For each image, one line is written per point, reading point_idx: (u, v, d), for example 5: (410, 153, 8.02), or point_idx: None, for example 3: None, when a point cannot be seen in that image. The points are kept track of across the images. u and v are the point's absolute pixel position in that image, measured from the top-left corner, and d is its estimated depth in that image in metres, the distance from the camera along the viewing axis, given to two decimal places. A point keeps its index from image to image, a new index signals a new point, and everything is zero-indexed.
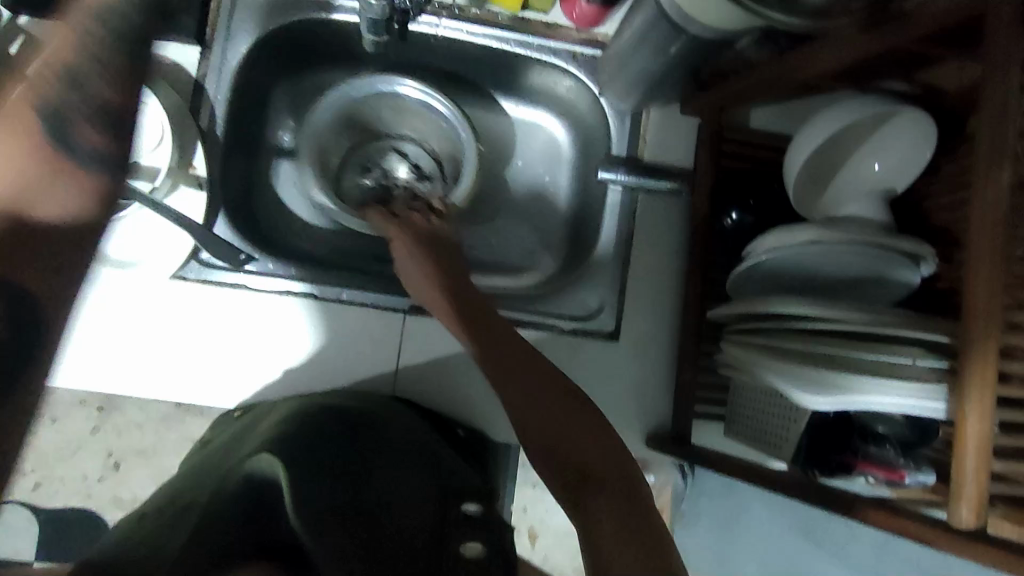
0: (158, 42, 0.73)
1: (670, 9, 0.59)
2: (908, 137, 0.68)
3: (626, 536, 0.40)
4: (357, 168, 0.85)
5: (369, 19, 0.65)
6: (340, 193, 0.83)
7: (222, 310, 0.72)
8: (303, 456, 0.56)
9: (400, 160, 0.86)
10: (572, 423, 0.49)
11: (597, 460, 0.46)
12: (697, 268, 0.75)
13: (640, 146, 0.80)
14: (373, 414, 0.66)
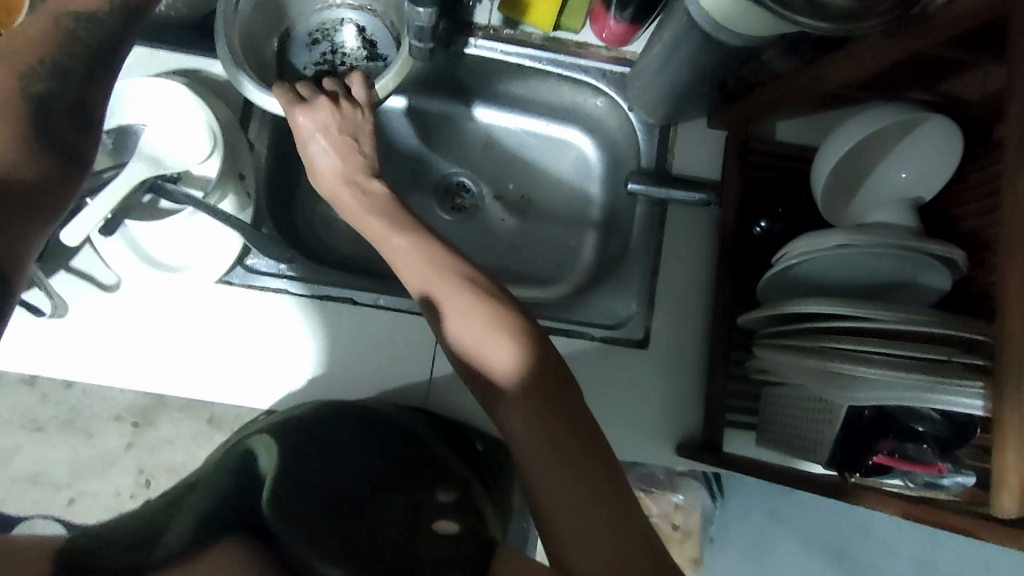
0: (206, 61, 0.76)
1: (702, 21, 0.61)
2: (933, 144, 0.70)
3: (553, 446, 0.47)
4: (305, 40, 0.82)
5: (416, 26, 0.70)
6: (287, 62, 0.80)
7: (262, 314, 0.75)
8: (299, 449, 0.60)
9: (347, 25, 0.82)
10: (511, 353, 0.51)
11: (515, 368, 0.51)
12: (726, 275, 0.76)
13: (669, 159, 0.82)
14: (387, 420, 0.68)
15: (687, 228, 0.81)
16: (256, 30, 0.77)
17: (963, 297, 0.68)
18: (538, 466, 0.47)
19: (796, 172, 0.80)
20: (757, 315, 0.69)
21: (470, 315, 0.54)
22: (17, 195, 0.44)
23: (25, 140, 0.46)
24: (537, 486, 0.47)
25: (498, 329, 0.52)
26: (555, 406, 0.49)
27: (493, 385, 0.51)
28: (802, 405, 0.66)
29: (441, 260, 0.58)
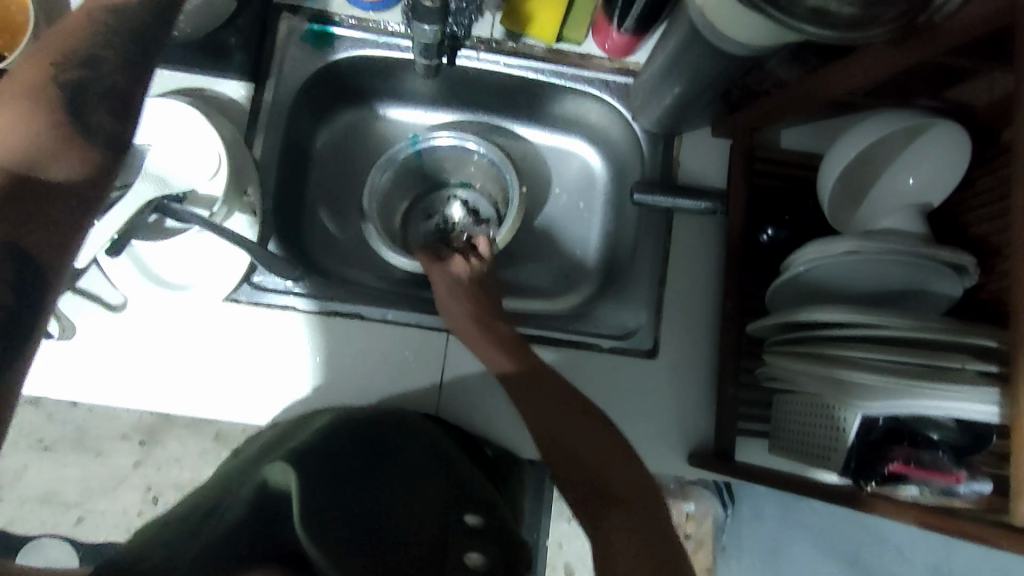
0: (212, 80, 0.76)
1: (704, 29, 0.60)
2: (939, 151, 0.70)
3: (636, 542, 0.51)
4: (421, 217, 0.91)
5: (421, 43, 0.70)
6: (407, 239, 0.90)
7: (269, 332, 0.74)
8: (317, 462, 0.57)
9: (454, 201, 0.91)
10: (562, 402, 0.64)
11: (611, 479, 0.57)
12: (736, 284, 0.76)
13: (674, 168, 0.81)
14: (402, 415, 0.70)
15: (694, 237, 0.80)
16: (388, 214, 0.87)
17: (976, 304, 0.68)
18: (616, 555, 0.50)
19: (802, 178, 0.80)
20: (766, 322, 0.69)
21: (560, 412, 0.63)
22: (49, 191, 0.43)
23: (54, 137, 0.45)
24: (575, 496, 0.57)
25: (581, 424, 0.62)
26: (586, 434, 0.61)
27: (577, 466, 0.59)
28: (815, 415, 0.66)
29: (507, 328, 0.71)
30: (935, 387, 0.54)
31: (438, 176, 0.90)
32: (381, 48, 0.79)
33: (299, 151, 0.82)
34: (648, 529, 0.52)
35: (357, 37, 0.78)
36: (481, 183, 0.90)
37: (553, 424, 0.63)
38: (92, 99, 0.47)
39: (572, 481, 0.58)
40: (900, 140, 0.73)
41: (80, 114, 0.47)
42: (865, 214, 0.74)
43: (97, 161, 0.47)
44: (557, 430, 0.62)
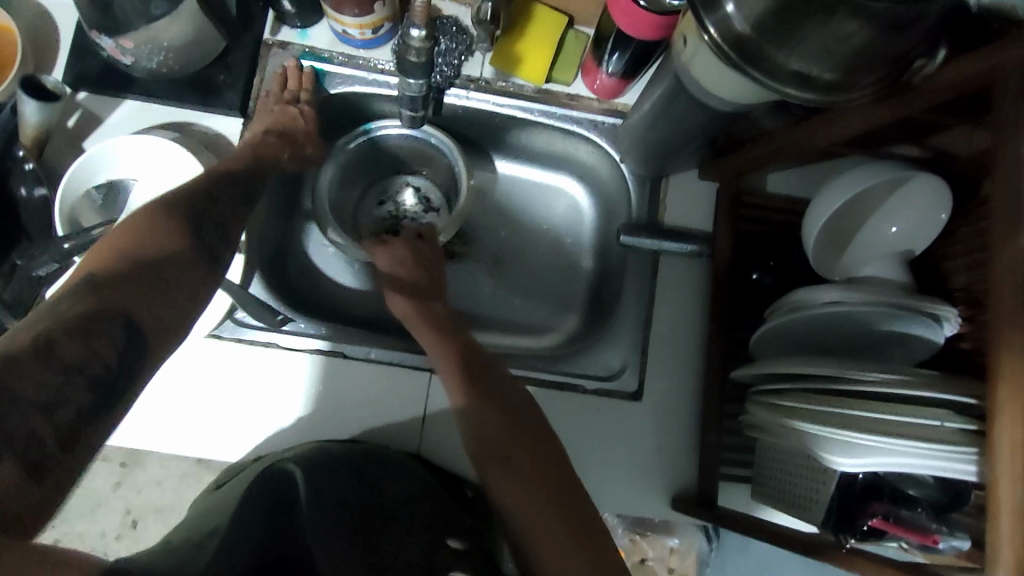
0: (199, 115, 0.75)
1: (691, 83, 0.60)
2: (919, 201, 0.72)
3: (584, 540, 0.54)
4: (373, 200, 0.90)
5: (408, 97, 0.71)
6: (357, 220, 0.88)
7: (251, 368, 0.74)
8: (321, 468, 0.63)
9: (406, 187, 0.90)
10: (505, 406, 0.63)
11: (551, 471, 0.58)
12: (719, 327, 0.76)
13: (660, 210, 0.82)
14: (381, 454, 0.67)
15: (680, 279, 0.80)
16: (342, 201, 0.86)
17: (955, 355, 0.68)
18: (555, 554, 0.53)
19: (787, 223, 0.80)
20: (750, 370, 0.70)
21: (492, 401, 0.63)
22: (154, 268, 0.53)
23: (185, 241, 0.56)
24: (506, 508, 0.57)
25: (517, 415, 0.63)
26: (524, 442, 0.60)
27: (509, 457, 0.59)
28: (795, 466, 0.65)
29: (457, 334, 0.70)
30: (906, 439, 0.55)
31: (392, 162, 0.89)
32: (370, 85, 0.79)
33: (286, 185, 0.82)
34: (578, 549, 0.53)
35: (346, 75, 0.79)
36: (435, 174, 0.89)
37: (485, 410, 0.63)
38: (206, 226, 0.59)
39: (506, 476, 0.59)
40: (882, 191, 0.73)
41: (198, 228, 0.58)
42: (846, 262, 0.75)
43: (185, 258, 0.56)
44: (496, 435, 0.61)
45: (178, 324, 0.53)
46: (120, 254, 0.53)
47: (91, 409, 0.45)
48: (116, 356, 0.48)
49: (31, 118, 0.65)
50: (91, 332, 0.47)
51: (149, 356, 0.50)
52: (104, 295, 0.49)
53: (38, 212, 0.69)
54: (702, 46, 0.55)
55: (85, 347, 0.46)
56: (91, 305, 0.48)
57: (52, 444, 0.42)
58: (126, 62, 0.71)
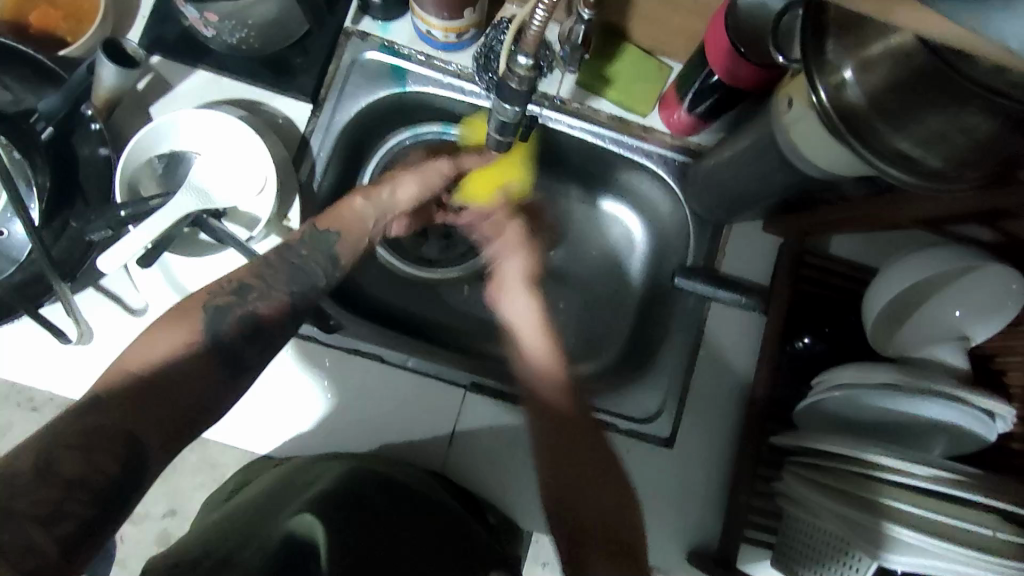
0: (268, 94, 0.74)
1: (783, 144, 0.57)
2: (988, 289, 0.69)
3: None
4: None
5: (500, 121, 0.69)
6: None
7: (286, 360, 0.72)
8: (344, 514, 0.58)
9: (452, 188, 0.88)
10: (592, 464, 0.70)
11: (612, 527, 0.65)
12: (764, 388, 0.73)
13: (719, 258, 0.79)
14: (395, 477, 0.66)
15: (731, 331, 0.78)
16: None
17: (1007, 455, 0.66)
18: None
19: (849, 289, 0.77)
20: (793, 441, 0.67)
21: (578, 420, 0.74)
22: (165, 385, 0.54)
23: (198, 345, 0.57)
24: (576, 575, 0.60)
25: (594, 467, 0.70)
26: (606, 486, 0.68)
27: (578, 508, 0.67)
28: (828, 546, 0.64)
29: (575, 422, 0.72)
30: (952, 545, 0.56)
31: None
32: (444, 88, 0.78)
33: (345, 178, 0.81)
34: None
35: (422, 75, 0.77)
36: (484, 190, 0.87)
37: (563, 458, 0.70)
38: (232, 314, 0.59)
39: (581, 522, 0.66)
40: (952, 274, 0.72)
41: (216, 326, 0.58)
42: (892, 335, 0.74)
43: (203, 362, 0.56)
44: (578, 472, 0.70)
45: (172, 432, 0.52)
46: (129, 370, 0.54)
47: (94, 519, 0.47)
48: (119, 465, 0.49)
49: (106, 83, 0.64)
50: (92, 447, 0.48)
51: (156, 451, 0.51)
52: (102, 414, 0.50)
53: (97, 173, 0.69)
54: (809, 112, 0.52)
55: (86, 462, 0.47)
56: (92, 425, 0.49)
57: (54, 554, 0.44)
58: (208, 36, 0.71)
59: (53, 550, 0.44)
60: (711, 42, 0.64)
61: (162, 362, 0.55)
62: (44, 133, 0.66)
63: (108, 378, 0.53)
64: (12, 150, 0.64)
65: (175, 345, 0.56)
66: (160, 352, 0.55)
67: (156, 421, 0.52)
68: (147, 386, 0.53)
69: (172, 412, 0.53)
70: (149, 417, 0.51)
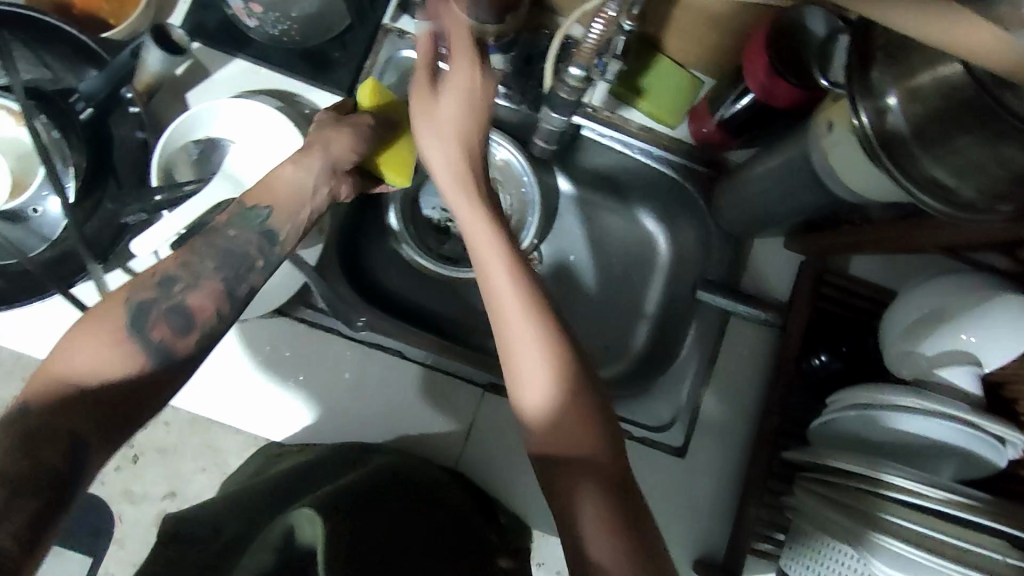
0: (305, 86, 0.75)
1: (818, 164, 0.58)
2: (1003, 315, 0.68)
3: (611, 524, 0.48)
4: None
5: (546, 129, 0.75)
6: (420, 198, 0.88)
7: (311, 352, 0.73)
8: (348, 512, 0.55)
9: None
10: (556, 381, 0.52)
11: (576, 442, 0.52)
12: (779, 403, 0.74)
13: (740, 273, 0.80)
14: (406, 473, 0.66)
15: (748, 343, 0.79)
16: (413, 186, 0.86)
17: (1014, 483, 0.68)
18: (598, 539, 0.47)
19: (868, 308, 0.79)
20: (801, 456, 0.69)
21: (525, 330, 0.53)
22: (114, 385, 0.50)
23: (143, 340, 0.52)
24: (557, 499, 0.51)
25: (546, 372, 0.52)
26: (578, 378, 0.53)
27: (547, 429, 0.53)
28: (834, 561, 0.65)
29: (544, 341, 0.53)
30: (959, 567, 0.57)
31: None
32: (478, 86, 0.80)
33: None
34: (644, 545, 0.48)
35: None
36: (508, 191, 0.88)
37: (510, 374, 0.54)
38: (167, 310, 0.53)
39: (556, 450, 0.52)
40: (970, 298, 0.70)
41: (141, 324, 0.52)
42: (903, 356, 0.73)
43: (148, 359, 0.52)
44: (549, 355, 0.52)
45: (111, 431, 0.49)
46: (63, 372, 0.49)
47: (45, 516, 0.44)
48: (62, 460, 0.46)
49: (151, 67, 0.65)
50: (34, 447, 0.45)
51: (100, 449, 0.48)
52: (43, 414, 0.47)
53: (133, 157, 0.69)
54: (848, 136, 0.53)
55: (27, 462, 0.45)
56: (30, 427, 0.46)
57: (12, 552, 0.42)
58: (250, 25, 0.73)
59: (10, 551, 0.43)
60: (751, 58, 0.65)
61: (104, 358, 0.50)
62: (83, 114, 0.67)
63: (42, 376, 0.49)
64: (52, 129, 0.65)
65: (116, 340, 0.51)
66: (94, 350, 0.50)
67: (97, 420, 0.48)
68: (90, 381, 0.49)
69: (113, 412, 0.49)
70: (91, 414, 0.48)
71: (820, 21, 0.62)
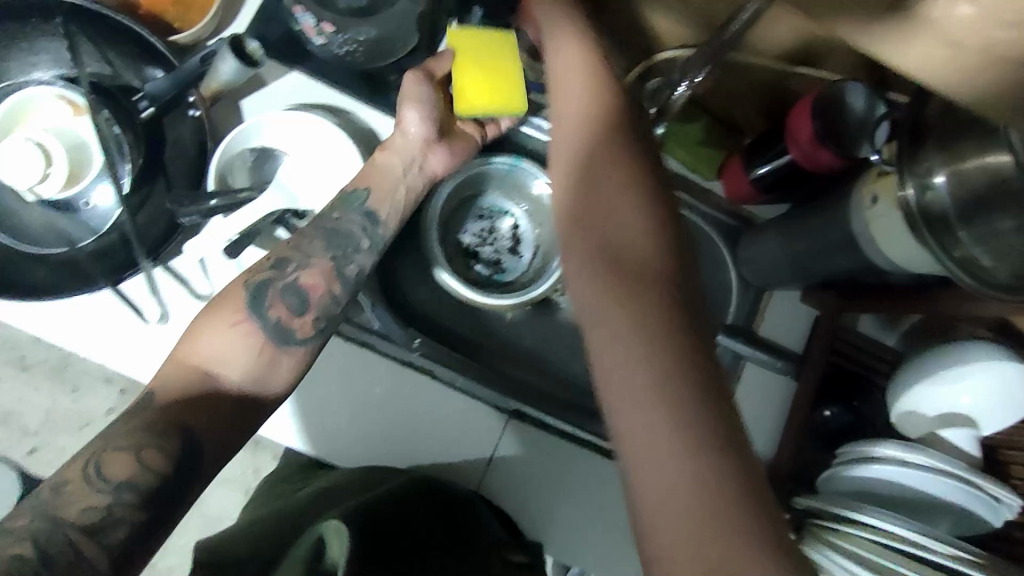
0: (358, 106, 0.76)
1: (860, 232, 0.64)
2: (986, 374, 0.72)
3: (660, 381, 0.44)
4: (473, 212, 0.91)
5: None
6: (452, 222, 0.90)
7: (361, 373, 0.77)
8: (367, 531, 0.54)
9: (507, 215, 0.91)
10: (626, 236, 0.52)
11: (642, 267, 0.51)
12: (788, 451, 0.78)
13: (757, 321, 0.84)
14: (431, 496, 0.67)
15: (761, 390, 0.82)
16: (448, 212, 0.88)
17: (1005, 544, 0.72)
18: (648, 418, 0.43)
19: (876, 368, 0.82)
20: (808, 501, 0.71)
21: (620, 176, 0.55)
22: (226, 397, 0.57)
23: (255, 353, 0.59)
24: (593, 326, 0.50)
25: (627, 192, 0.54)
26: (671, 316, 0.47)
27: (596, 233, 0.54)
28: None
29: (638, 185, 0.54)
30: None
31: (503, 188, 0.90)
32: (523, 122, 0.84)
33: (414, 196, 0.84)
34: (711, 506, 0.39)
35: None
36: (538, 220, 0.90)
37: (585, 190, 0.56)
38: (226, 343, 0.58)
39: (597, 267, 0.52)
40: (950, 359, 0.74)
41: (261, 304, 0.61)
42: (909, 414, 0.76)
43: (263, 379, 0.59)
44: (613, 287, 0.50)
45: (227, 440, 0.56)
46: (196, 368, 0.57)
47: (151, 522, 0.50)
48: (171, 465, 0.52)
49: (223, 77, 0.66)
50: (148, 446, 0.52)
51: (213, 450, 0.54)
52: (166, 410, 0.54)
53: (186, 158, 0.70)
54: (893, 210, 0.59)
55: (137, 462, 0.51)
56: (162, 419, 0.53)
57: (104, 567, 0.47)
58: (316, 44, 0.72)
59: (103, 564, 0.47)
60: (797, 124, 0.70)
61: (227, 368, 0.58)
62: (145, 112, 0.67)
63: (178, 369, 0.57)
64: (112, 124, 0.65)
65: (239, 341, 0.59)
66: (213, 354, 0.58)
67: (209, 420, 0.55)
68: (206, 391, 0.56)
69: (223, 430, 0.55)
70: (207, 419, 0.55)
71: (863, 100, 0.66)
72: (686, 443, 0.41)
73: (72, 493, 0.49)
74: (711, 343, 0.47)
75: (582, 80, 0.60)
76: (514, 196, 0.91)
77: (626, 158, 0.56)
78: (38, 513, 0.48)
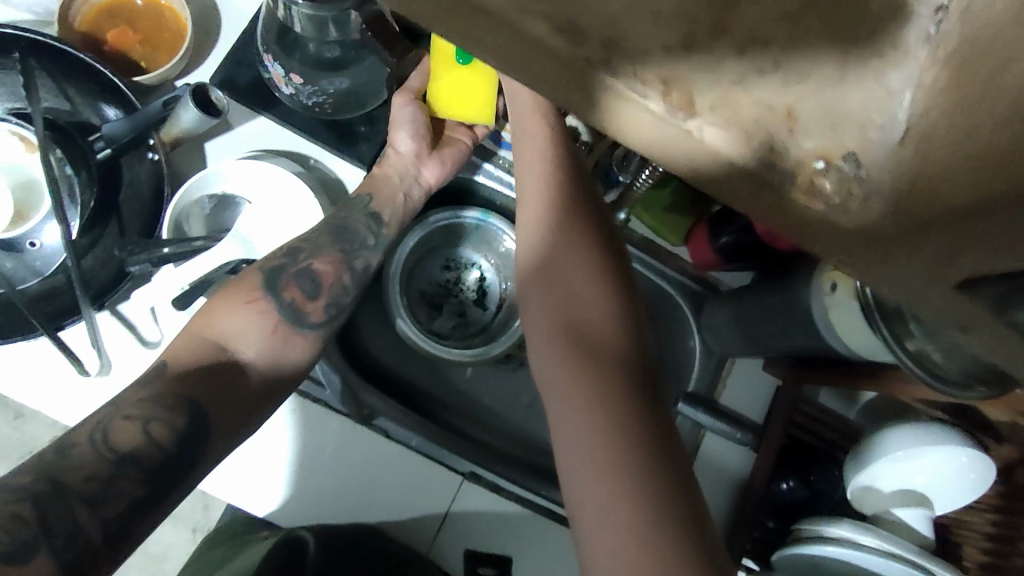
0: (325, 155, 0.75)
1: (818, 313, 0.64)
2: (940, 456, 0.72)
3: (609, 432, 0.47)
4: (440, 262, 0.90)
5: None
6: (417, 272, 0.88)
7: (311, 428, 0.71)
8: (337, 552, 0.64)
9: (474, 266, 0.91)
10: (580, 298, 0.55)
11: (594, 328, 0.54)
12: (745, 521, 0.77)
13: (719, 389, 0.84)
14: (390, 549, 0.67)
15: (720, 459, 0.81)
16: (414, 262, 0.87)
17: None
18: (592, 468, 0.46)
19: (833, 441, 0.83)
20: None
21: (575, 238, 0.58)
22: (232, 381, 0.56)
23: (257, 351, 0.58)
24: (549, 381, 0.53)
25: (580, 255, 0.57)
26: (620, 381, 0.50)
27: (552, 294, 0.56)
28: None
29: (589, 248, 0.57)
30: None
31: (470, 240, 0.89)
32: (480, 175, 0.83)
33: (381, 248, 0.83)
34: (655, 558, 0.41)
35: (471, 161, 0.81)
36: (505, 274, 0.90)
37: (544, 250, 0.58)
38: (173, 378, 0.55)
39: (553, 325, 0.55)
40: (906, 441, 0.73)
41: (275, 287, 0.62)
42: (866, 490, 0.75)
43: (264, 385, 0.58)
44: (566, 344, 0.53)
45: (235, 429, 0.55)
46: (206, 345, 0.57)
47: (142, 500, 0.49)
48: (173, 440, 0.51)
49: (183, 124, 0.65)
50: (153, 417, 0.51)
51: (223, 429, 0.54)
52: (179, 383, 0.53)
53: (141, 202, 0.67)
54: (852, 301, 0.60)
55: (142, 433, 0.50)
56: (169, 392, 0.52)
57: (95, 540, 0.46)
58: (284, 93, 0.72)
59: (97, 535, 0.46)
60: None
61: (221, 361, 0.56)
62: (100, 153, 0.64)
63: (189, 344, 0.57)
64: (64, 164, 0.65)
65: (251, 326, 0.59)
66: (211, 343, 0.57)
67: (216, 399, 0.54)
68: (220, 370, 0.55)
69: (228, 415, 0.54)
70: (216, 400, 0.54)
71: None
72: (629, 494, 0.44)
73: (77, 460, 0.48)
74: (652, 393, 0.51)
75: (545, 147, 0.61)
76: (481, 249, 0.90)
77: (579, 223, 0.59)
78: (40, 475, 0.46)
